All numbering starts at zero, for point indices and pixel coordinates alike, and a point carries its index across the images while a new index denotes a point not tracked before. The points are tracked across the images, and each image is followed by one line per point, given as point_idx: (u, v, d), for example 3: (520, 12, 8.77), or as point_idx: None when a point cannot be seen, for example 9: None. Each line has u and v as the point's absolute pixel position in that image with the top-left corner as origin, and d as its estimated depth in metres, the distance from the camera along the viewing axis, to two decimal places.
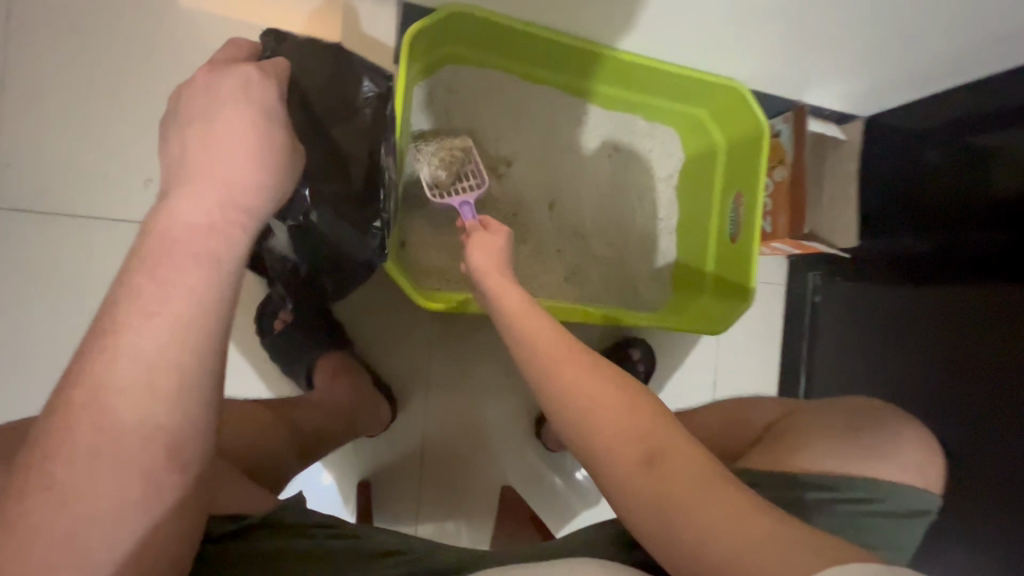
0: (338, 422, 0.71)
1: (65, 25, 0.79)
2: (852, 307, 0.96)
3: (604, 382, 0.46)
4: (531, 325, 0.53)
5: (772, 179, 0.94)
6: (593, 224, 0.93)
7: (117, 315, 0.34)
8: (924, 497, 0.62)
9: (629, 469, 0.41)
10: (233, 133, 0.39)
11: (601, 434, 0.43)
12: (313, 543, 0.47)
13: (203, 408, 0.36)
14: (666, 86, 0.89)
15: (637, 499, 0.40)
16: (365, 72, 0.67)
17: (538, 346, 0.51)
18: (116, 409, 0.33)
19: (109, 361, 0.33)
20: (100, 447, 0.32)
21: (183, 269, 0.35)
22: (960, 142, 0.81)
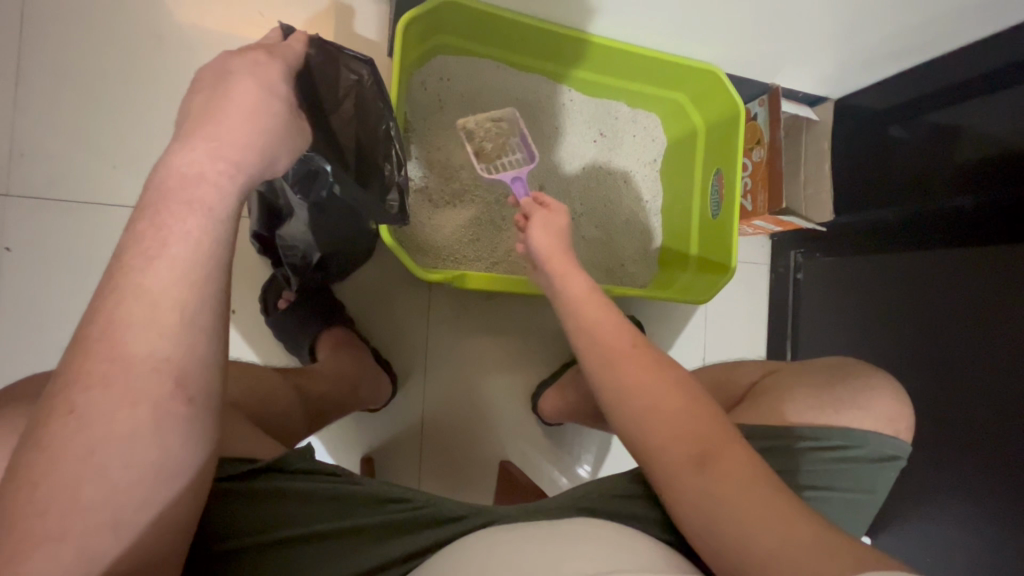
0: (342, 394, 0.74)
1: (73, 22, 0.82)
2: (835, 281, 1.00)
3: (663, 384, 0.50)
4: (595, 316, 0.56)
5: (751, 159, 1.00)
6: (582, 206, 0.97)
7: (142, 258, 0.37)
8: (897, 445, 0.66)
9: (682, 467, 0.46)
10: (240, 100, 0.43)
11: (658, 434, 0.47)
12: (330, 488, 0.51)
13: (216, 345, 0.39)
14: (646, 71, 0.93)
15: (688, 496, 0.45)
16: (347, 60, 0.65)
17: (602, 337, 0.54)
18: (139, 343, 0.36)
19: (128, 298, 0.37)
20: (121, 377, 0.35)
21: (196, 219, 0.38)
22: (928, 119, 0.87)
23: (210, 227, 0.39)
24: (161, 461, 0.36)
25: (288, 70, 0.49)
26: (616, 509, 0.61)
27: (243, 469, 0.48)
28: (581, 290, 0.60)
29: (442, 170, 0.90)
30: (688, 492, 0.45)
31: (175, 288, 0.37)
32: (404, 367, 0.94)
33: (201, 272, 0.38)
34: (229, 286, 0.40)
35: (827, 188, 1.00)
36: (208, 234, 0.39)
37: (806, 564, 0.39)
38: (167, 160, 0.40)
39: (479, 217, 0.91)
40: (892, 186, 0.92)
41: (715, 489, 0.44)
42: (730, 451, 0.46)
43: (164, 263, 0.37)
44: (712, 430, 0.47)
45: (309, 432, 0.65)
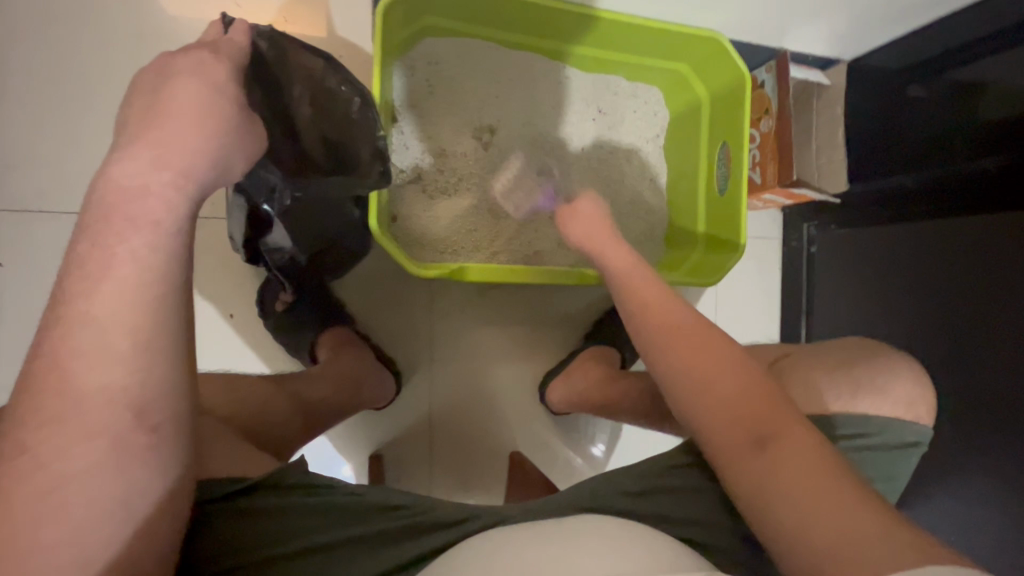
0: (341, 395, 0.72)
1: (49, 29, 0.82)
2: (850, 251, 0.96)
3: (723, 360, 0.49)
4: (659, 307, 0.55)
5: (759, 130, 0.94)
6: (584, 188, 0.94)
7: (89, 287, 0.37)
8: (917, 430, 0.63)
9: (740, 449, 0.44)
10: (189, 111, 0.41)
11: (714, 413, 0.46)
12: (321, 499, 0.49)
13: (174, 368, 0.39)
14: (645, 43, 0.88)
15: (746, 478, 0.43)
16: (308, 51, 0.65)
17: (659, 325, 0.53)
18: (83, 375, 0.36)
19: (74, 326, 0.36)
20: (73, 408, 0.35)
21: (143, 240, 0.38)
22: (948, 77, 0.81)
23: (157, 245, 0.38)
24: (123, 488, 0.36)
25: (239, 70, 0.48)
26: (623, 506, 0.59)
27: (230, 489, 0.47)
28: (648, 287, 0.58)
29: (439, 160, 0.87)
30: (745, 477, 0.43)
31: (124, 314, 0.37)
32: (407, 361, 0.93)
33: (149, 292, 0.38)
34: (188, 305, 0.40)
35: (840, 158, 0.95)
36: (158, 254, 0.38)
37: (868, 552, 0.36)
38: (110, 175, 0.39)
39: (478, 206, 0.88)
40: (904, 149, 0.87)
41: (771, 479, 0.42)
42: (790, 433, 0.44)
43: (109, 288, 0.37)
44: (771, 410, 0.45)
45: (309, 441, 0.64)
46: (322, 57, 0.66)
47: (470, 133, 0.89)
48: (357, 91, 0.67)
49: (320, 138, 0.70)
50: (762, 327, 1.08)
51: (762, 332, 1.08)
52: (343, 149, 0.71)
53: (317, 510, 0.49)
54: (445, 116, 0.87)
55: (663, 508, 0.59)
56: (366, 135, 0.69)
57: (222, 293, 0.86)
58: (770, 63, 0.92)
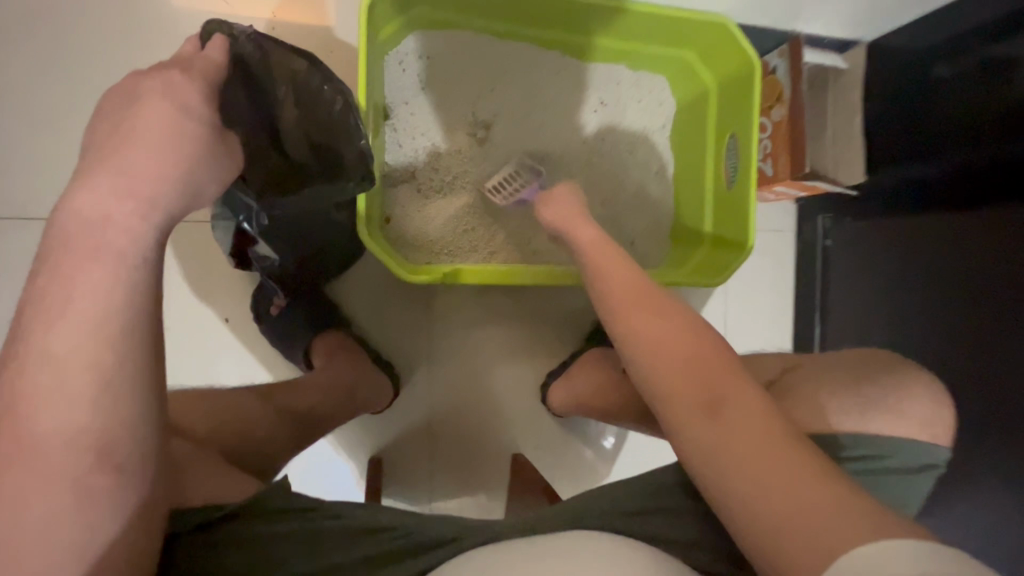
0: (332, 404, 0.71)
1: (39, 34, 0.81)
2: (867, 244, 0.91)
3: (676, 329, 0.48)
4: (611, 267, 0.56)
5: (770, 119, 0.90)
6: (586, 182, 0.90)
7: (45, 324, 0.35)
8: (934, 452, 0.61)
9: (691, 415, 0.42)
10: (153, 136, 0.40)
11: (667, 378, 0.45)
12: (295, 524, 0.48)
13: (140, 404, 0.37)
14: (648, 29, 0.83)
15: (695, 443, 0.42)
16: (292, 51, 0.63)
17: (614, 287, 0.53)
18: (40, 417, 0.34)
19: (33, 365, 0.35)
20: (33, 451, 0.34)
21: (104, 272, 0.36)
22: (977, 57, 0.76)
23: (121, 280, 0.37)
24: (88, 532, 0.35)
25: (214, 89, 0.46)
26: (606, 525, 0.57)
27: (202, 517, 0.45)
28: (612, 261, 0.56)
29: (433, 159, 0.84)
30: (699, 441, 0.42)
31: (85, 352, 0.35)
32: (406, 364, 0.91)
33: (112, 329, 0.36)
34: (153, 339, 0.38)
35: (857, 149, 0.90)
36: (118, 286, 0.37)
37: (823, 524, 0.35)
38: (69, 203, 0.37)
39: (474, 204, 0.85)
40: (927, 135, 0.81)
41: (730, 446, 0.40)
42: (742, 396, 0.42)
43: (67, 324, 0.35)
44: (722, 373, 0.44)
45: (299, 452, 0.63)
46: (306, 57, 0.63)
47: (466, 127, 0.85)
48: (340, 93, 0.64)
49: (306, 140, 0.67)
50: (773, 332, 1.04)
51: (770, 342, 1.04)
52: (330, 152, 0.68)
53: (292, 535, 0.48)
54: (438, 112, 0.84)
55: (650, 529, 0.58)
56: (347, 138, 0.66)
57: (218, 299, 0.85)
58: (782, 47, 0.87)
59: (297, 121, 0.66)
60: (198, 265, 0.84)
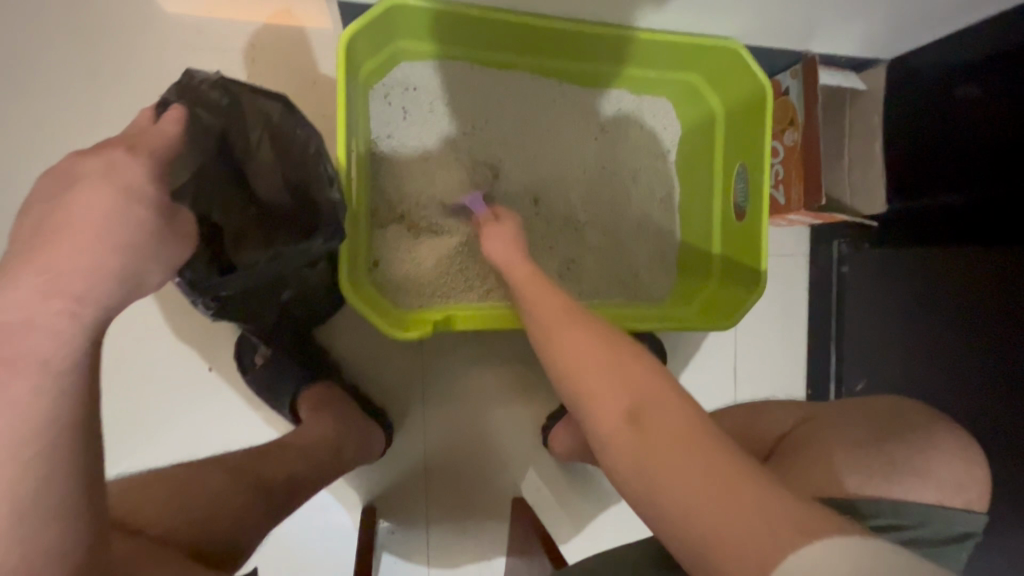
0: (319, 465, 0.67)
1: (21, 76, 0.80)
2: (887, 277, 0.86)
3: (598, 342, 0.45)
4: (536, 293, 0.56)
5: (782, 143, 0.84)
6: (587, 213, 0.85)
7: None
8: (970, 519, 0.56)
9: (611, 427, 0.39)
10: (87, 229, 0.38)
11: (589, 391, 0.41)
12: None
13: (74, 527, 0.35)
14: (650, 53, 0.78)
15: (620, 457, 0.37)
16: (264, 97, 0.60)
17: (541, 313, 0.53)
18: None
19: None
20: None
21: (24, 385, 0.33)
22: (1012, 80, 0.69)
23: (47, 393, 0.34)
24: None
25: (156, 168, 0.44)
26: None
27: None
28: (535, 286, 0.57)
29: (424, 195, 0.79)
30: (618, 456, 0.37)
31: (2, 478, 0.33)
32: (399, 407, 0.87)
33: (35, 448, 0.33)
34: (85, 453, 0.35)
35: (879, 172, 0.84)
36: (40, 405, 0.34)
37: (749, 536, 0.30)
38: None
39: (468, 241, 0.80)
40: (952, 162, 0.76)
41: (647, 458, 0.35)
42: (660, 396, 0.38)
43: None
44: (636, 371, 0.41)
45: (275, 528, 0.59)
46: (279, 99, 0.60)
47: (457, 160, 0.80)
48: (313, 135, 0.60)
49: (282, 182, 0.64)
50: (787, 375, 0.98)
51: (782, 392, 0.98)
52: (308, 197, 0.63)
53: None
54: (428, 143, 0.80)
55: None
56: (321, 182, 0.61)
57: (200, 344, 0.82)
58: (795, 67, 0.81)
59: (273, 168, 0.64)
60: (180, 309, 0.81)
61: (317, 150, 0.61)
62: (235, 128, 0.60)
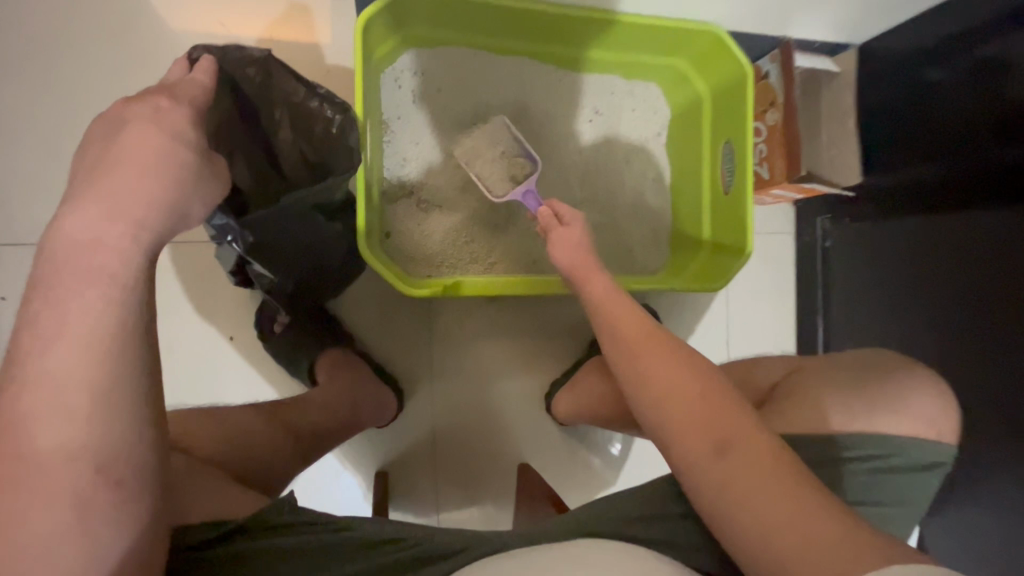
0: (338, 420, 0.71)
1: (41, 61, 0.82)
2: (869, 248, 0.92)
3: (683, 370, 0.51)
4: (616, 311, 0.59)
5: (765, 123, 0.90)
6: (583, 191, 0.91)
7: (36, 341, 0.37)
8: (937, 448, 0.60)
9: (699, 456, 0.46)
10: (141, 156, 0.42)
11: (676, 427, 0.48)
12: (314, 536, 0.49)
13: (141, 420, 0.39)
14: (641, 40, 0.85)
15: (705, 482, 0.45)
16: (291, 73, 0.64)
17: (624, 331, 0.57)
18: (37, 435, 0.36)
19: (31, 384, 0.36)
20: (34, 471, 0.35)
21: (98, 290, 0.38)
22: (971, 57, 0.76)
23: (121, 303, 0.39)
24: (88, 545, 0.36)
25: (199, 112, 0.48)
26: (632, 534, 0.61)
27: (205, 536, 0.45)
28: (613, 300, 0.61)
29: (431, 173, 0.85)
30: (706, 478, 0.45)
31: (80, 370, 0.37)
32: (408, 378, 0.91)
33: (113, 347, 0.38)
34: (152, 357, 0.40)
35: (852, 150, 0.91)
36: (112, 309, 0.38)
37: (826, 560, 0.38)
38: (62, 229, 0.39)
39: (472, 216, 0.86)
40: (924, 135, 0.82)
41: (731, 485, 0.44)
42: (752, 441, 0.45)
43: (64, 344, 0.37)
44: (727, 414, 0.47)
45: (302, 470, 0.64)
46: (304, 81, 0.64)
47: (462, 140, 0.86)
48: (336, 110, 0.66)
49: (302, 159, 0.70)
50: (774, 335, 1.05)
51: (774, 346, 1.04)
52: (325, 167, 0.69)
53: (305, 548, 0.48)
54: (435, 124, 0.86)
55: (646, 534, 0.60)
56: (345, 148, 0.66)
57: (220, 316, 0.86)
58: (773, 52, 0.88)
59: (296, 142, 0.69)
60: (202, 283, 0.86)
61: (335, 120, 0.66)
62: (259, 104, 0.65)
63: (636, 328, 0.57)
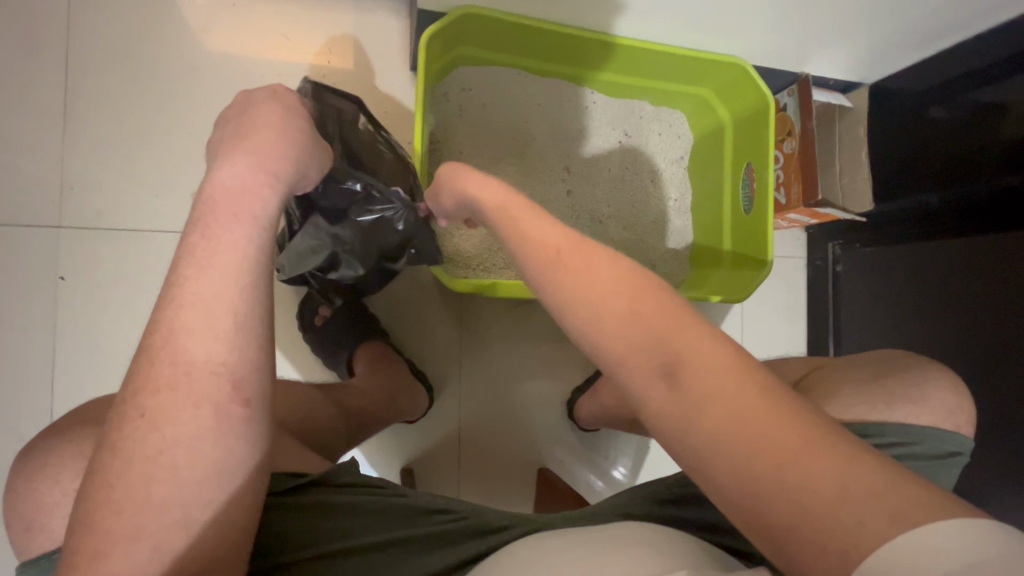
0: (379, 407, 0.77)
1: (108, 56, 0.84)
2: (873, 273, 0.99)
3: (631, 289, 0.40)
4: (527, 224, 0.47)
5: (783, 151, 0.97)
6: (609, 208, 0.96)
7: (176, 323, 0.42)
8: (956, 439, 0.61)
9: (649, 386, 0.37)
10: (238, 113, 0.53)
11: (622, 352, 0.38)
12: (380, 499, 0.57)
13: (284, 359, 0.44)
14: (671, 69, 0.92)
15: (666, 424, 0.36)
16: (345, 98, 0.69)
17: (535, 241, 0.45)
18: (176, 398, 0.40)
19: (179, 308, 0.42)
20: (185, 381, 0.41)
21: (234, 257, 0.44)
22: (968, 99, 0.84)
23: None
24: (206, 492, 0.40)
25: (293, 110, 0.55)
26: (661, 515, 0.63)
27: (291, 484, 0.54)
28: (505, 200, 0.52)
29: None
30: (668, 417, 0.36)
31: (215, 344, 0.42)
32: (439, 376, 0.95)
33: (236, 322, 0.43)
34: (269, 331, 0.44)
35: (864, 176, 0.96)
36: (232, 287, 0.43)
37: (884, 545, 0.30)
38: (214, 179, 0.46)
39: None
40: (931, 166, 0.89)
41: (705, 415, 0.35)
42: (708, 356, 0.36)
43: (198, 307, 0.42)
44: (686, 338, 0.37)
45: (349, 449, 0.71)
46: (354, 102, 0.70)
47: (503, 155, 0.93)
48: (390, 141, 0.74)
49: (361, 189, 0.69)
50: (786, 347, 1.09)
51: (785, 350, 1.09)
52: None
53: (374, 509, 0.56)
54: (478, 137, 0.92)
55: (674, 513, 0.63)
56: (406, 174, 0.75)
57: None
58: (791, 88, 0.95)
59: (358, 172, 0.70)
60: None
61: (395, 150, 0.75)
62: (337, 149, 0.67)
63: (554, 245, 0.44)
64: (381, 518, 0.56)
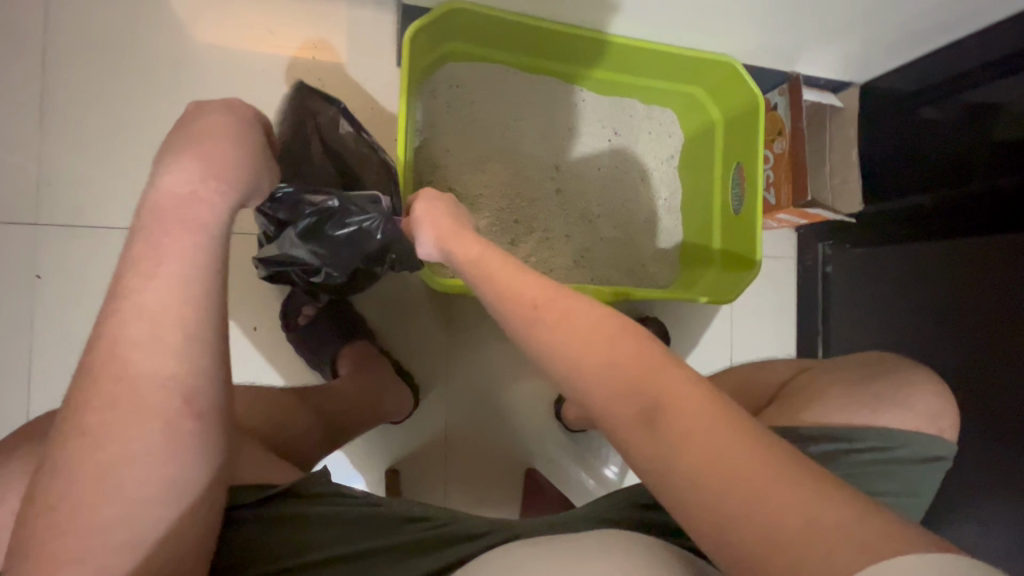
0: (361, 412, 0.76)
1: (86, 49, 0.82)
2: (864, 275, 0.98)
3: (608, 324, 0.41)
4: (504, 278, 0.48)
5: (773, 151, 0.97)
6: (599, 207, 0.95)
7: (141, 329, 0.41)
8: (939, 443, 0.61)
9: (628, 426, 0.36)
10: (185, 124, 0.49)
11: (601, 391, 0.38)
12: (355, 507, 0.56)
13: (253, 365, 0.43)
14: (661, 67, 0.90)
15: (641, 458, 0.35)
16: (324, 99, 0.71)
17: (509, 289, 0.46)
18: (138, 405, 0.40)
19: (146, 311, 0.41)
20: (147, 387, 0.40)
21: (201, 260, 0.43)
22: (960, 100, 0.83)
23: None
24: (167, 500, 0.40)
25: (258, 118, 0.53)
26: (643, 519, 0.63)
27: (256, 497, 0.54)
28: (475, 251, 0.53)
29: (463, 177, 0.90)
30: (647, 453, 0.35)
31: (179, 351, 0.41)
32: (426, 378, 0.94)
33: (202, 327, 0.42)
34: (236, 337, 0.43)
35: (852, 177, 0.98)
36: (199, 293, 0.43)
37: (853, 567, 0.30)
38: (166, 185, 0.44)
39: (497, 219, 0.91)
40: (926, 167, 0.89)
41: (680, 430, 0.34)
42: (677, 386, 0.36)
43: (163, 313, 0.41)
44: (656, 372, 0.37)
45: (327, 455, 0.70)
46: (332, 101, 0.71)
47: (491, 152, 0.92)
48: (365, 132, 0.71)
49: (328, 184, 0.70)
50: (774, 347, 1.09)
51: (773, 351, 1.09)
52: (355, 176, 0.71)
53: (348, 519, 0.55)
54: (466, 134, 0.91)
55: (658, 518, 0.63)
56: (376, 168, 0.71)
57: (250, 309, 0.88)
58: (782, 86, 0.94)
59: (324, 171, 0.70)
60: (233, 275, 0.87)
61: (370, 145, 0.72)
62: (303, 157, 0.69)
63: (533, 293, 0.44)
64: (357, 527, 0.55)
